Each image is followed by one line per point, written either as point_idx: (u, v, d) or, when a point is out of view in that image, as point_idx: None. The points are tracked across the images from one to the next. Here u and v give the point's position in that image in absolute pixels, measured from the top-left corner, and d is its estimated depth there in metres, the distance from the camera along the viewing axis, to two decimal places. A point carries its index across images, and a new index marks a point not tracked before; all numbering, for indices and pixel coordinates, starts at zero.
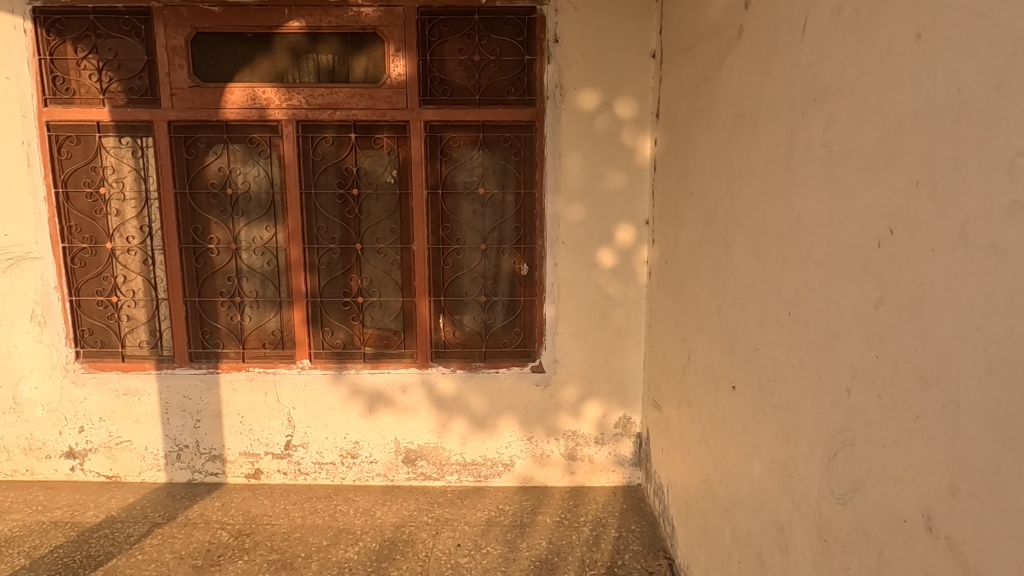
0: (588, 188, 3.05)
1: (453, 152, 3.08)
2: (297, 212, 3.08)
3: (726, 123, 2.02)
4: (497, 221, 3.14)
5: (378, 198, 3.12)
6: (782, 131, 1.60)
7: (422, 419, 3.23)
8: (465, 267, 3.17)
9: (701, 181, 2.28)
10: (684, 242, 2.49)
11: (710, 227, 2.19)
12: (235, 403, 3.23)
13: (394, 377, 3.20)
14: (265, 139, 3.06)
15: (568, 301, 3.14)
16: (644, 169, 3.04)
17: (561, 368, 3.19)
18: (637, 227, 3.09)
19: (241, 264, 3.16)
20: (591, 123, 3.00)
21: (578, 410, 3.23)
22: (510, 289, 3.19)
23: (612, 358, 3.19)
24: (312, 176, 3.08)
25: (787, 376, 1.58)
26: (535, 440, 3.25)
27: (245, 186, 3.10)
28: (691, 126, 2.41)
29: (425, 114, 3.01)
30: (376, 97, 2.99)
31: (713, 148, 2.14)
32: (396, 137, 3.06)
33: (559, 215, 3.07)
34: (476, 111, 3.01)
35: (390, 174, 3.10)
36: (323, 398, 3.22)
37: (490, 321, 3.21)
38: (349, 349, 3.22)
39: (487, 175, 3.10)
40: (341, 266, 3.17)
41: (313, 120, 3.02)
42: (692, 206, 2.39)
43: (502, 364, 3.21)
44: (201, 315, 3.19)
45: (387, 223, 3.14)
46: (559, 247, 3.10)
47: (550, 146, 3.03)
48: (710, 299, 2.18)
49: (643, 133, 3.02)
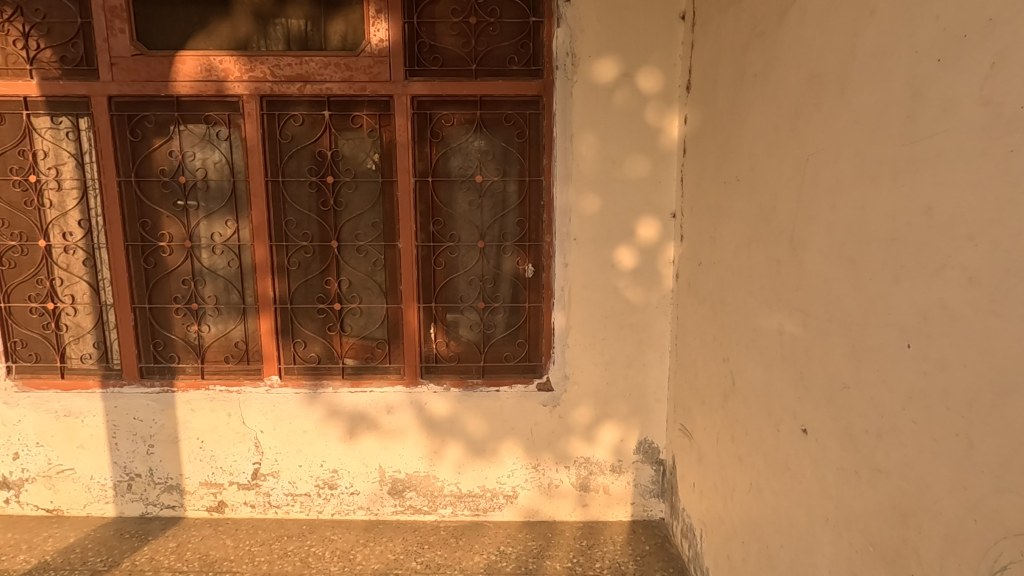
0: (604, 175, 2.59)
1: (446, 132, 2.62)
2: (261, 204, 2.62)
3: (793, 89, 1.56)
4: (497, 214, 2.68)
5: (358, 188, 2.66)
6: (897, 90, 1.14)
7: (411, 444, 2.79)
8: (460, 269, 2.72)
9: (753, 165, 1.82)
10: (726, 242, 2.05)
11: (766, 224, 1.74)
12: (194, 426, 2.79)
13: (377, 397, 2.75)
14: (223, 118, 2.59)
15: (580, 308, 2.68)
16: (671, 152, 2.58)
17: (573, 385, 2.74)
18: (662, 221, 2.62)
19: (199, 265, 2.70)
20: (609, 98, 2.53)
21: (592, 434, 2.78)
22: (512, 294, 2.74)
23: (632, 373, 2.74)
24: (280, 161, 2.62)
25: (901, 433, 1.14)
26: (543, 469, 2.81)
27: (202, 173, 2.63)
28: (736, 97, 1.96)
29: (413, 87, 2.54)
30: (354, 67, 2.53)
31: (771, 121, 1.69)
32: (378, 115, 2.60)
33: (569, 208, 2.61)
34: (473, 84, 2.55)
35: (372, 159, 2.64)
36: (295, 420, 2.77)
37: (489, 331, 2.77)
38: (326, 364, 2.78)
39: (486, 160, 2.64)
40: (315, 268, 2.71)
41: (279, 95, 2.55)
42: (738, 196, 1.94)
43: (503, 381, 2.77)
44: (152, 325, 2.74)
45: (369, 216, 2.68)
46: (571, 245, 2.63)
47: (560, 126, 2.56)
48: (765, 316, 1.73)
49: (670, 110, 2.55)
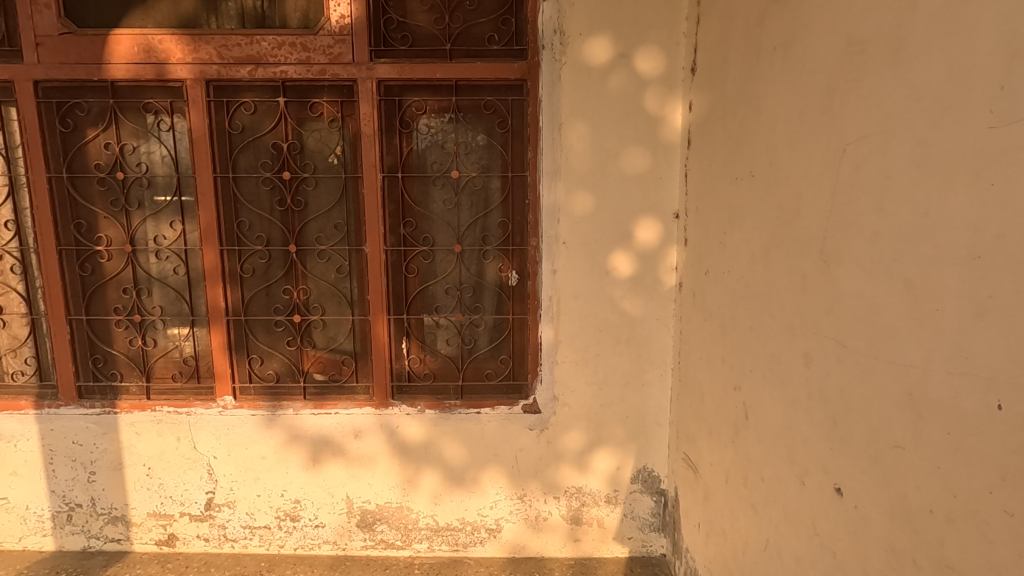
0: (598, 170, 2.27)
1: (417, 122, 2.31)
2: (209, 204, 2.31)
3: (824, 62, 1.25)
4: (476, 215, 2.38)
5: (319, 185, 2.36)
6: (984, 55, 0.84)
7: (381, 472, 2.49)
8: (435, 277, 2.41)
9: (770, 157, 1.51)
10: (737, 250, 1.74)
11: (787, 231, 1.42)
12: (139, 451, 2.49)
13: (343, 419, 2.45)
14: (165, 105, 2.28)
15: (571, 321, 2.37)
16: (673, 144, 2.26)
17: (563, 408, 2.43)
18: (663, 223, 2.31)
19: (141, 272, 2.40)
20: (603, 82, 2.22)
21: (585, 462, 2.48)
22: (495, 304, 2.43)
23: (629, 394, 2.43)
24: (230, 155, 2.31)
25: (986, 525, 0.83)
26: (529, 500, 2.50)
27: (143, 169, 2.33)
28: (750, 77, 1.65)
29: (379, 70, 2.23)
30: (312, 47, 2.22)
31: (795, 104, 1.38)
32: (341, 102, 2.29)
33: (557, 207, 2.29)
34: (447, 66, 2.24)
35: (336, 152, 2.33)
36: (251, 444, 2.48)
37: (468, 346, 2.46)
38: (286, 383, 2.49)
39: (464, 153, 2.34)
40: (272, 275, 2.41)
41: (228, 79, 2.25)
42: (752, 196, 1.62)
43: (485, 402, 2.46)
44: (91, 338, 2.44)
45: (332, 217, 2.37)
46: (560, 250, 2.33)
47: (547, 114, 2.25)
48: (787, 343, 1.43)
49: (672, 95, 2.23)
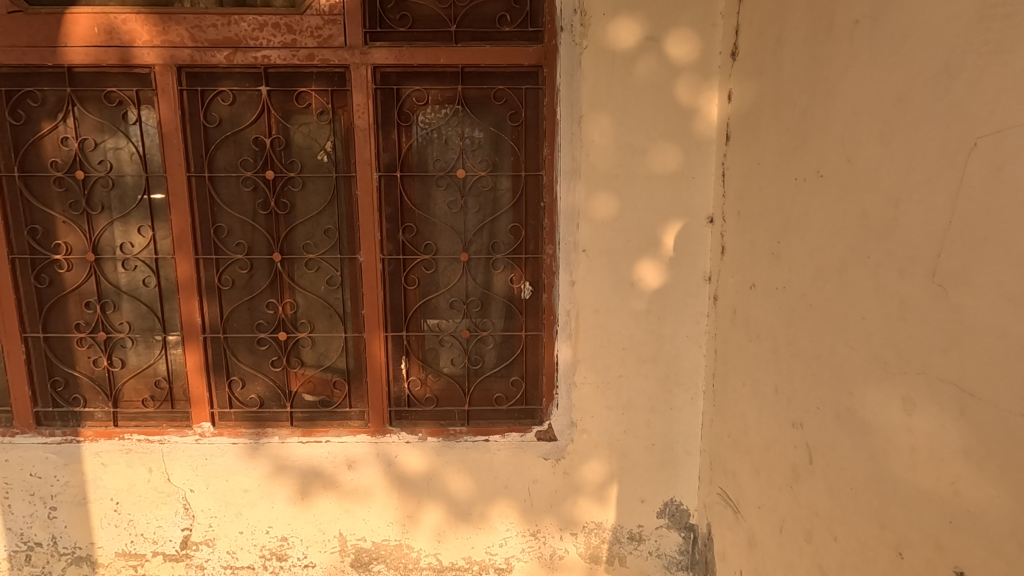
0: (622, 168, 2.01)
1: (418, 114, 2.04)
2: (182, 207, 2.04)
3: (943, 35, 1.00)
4: (484, 219, 2.11)
5: (306, 185, 2.08)
6: None
7: (378, 506, 2.23)
8: (438, 289, 2.15)
9: (849, 154, 1.25)
10: (797, 264, 1.48)
11: (876, 245, 1.17)
12: (106, 484, 2.22)
13: (336, 448, 2.19)
14: (130, 95, 2.01)
15: (591, 339, 2.12)
16: (708, 140, 2.00)
17: (581, 435, 2.18)
18: (695, 228, 2.05)
19: (106, 284, 2.13)
20: (629, 69, 1.95)
21: (606, 494, 2.22)
22: (505, 319, 2.17)
23: (655, 420, 2.17)
24: (205, 151, 2.04)
25: None
26: (543, 537, 2.24)
27: (106, 167, 2.06)
28: (816, 60, 1.39)
29: (375, 55, 1.96)
30: (298, 29, 1.95)
31: (891, 90, 1.13)
32: (331, 92, 2.02)
33: (576, 211, 2.03)
34: (451, 50, 1.97)
35: (325, 148, 2.06)
36: (232, 476, 2.21)
37: (475, 366, 2.20)
38: (271, 408, 2.22)
39: (471, 150, 2.07)
40: (254, 288, 2.14)
41: (202, 65, 1.97)
42: (820, 200, 1.37)
43: (494, 429, 2.20)
44: (49, 358, 2.17)
45: (322, 222, 2.10)
46: (579, 258, 2.07)
47: (566, 105, 1.98)
48: (875, 381, 1.17)
49: (707, 84, 1.97)
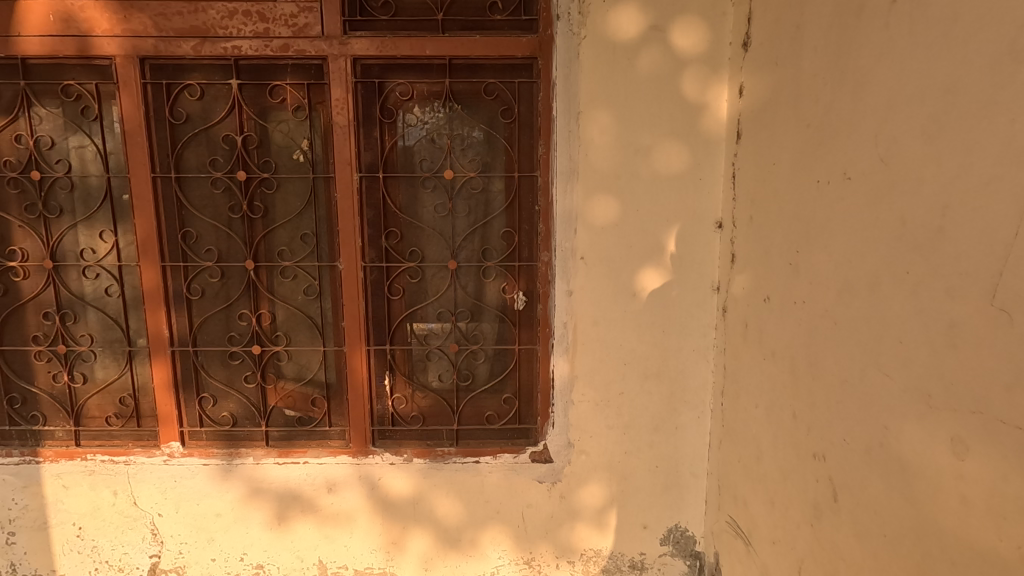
0: (624, 169, 1.85)
1: (402, 110, 1.89)
2: (147, 211, 1.89)
3: (1007, 14, 0.84)
4: (475, 223, 1.96)
5: (282, 187, 1.93)
6: None
7: (360, 532, 2.07)
8: (424, 299, 1.99)
9: (883, 154, 1.09)
10: (819, 277, 1.32)
11: (917, 258, 1.01)
12: (68, 508, 2.06)
13: (315, 470, 2.04)
14: (89, 89, 1.85)
15: (590, 354, 1.96)
16: (717, 138, 1.84)
17: (579, 456, 2.02)
18: (702, 234, 1.89)
19: (66, 293, 1.97)
20: (632, 61, 1.80)
21: (605, 520, 2.06)
22: (497, 331, 2.01)
23: (659, 440, 2.02)
24: (172, 150, 1.88)
25: None
26: (538, 565, 2.09)
27: (65, 167, 1.90)
28: (843, 48, 1.23)
29: (355, 46, 1.81)
30: (271, 17, 1.79)
31: (938, 79, 0.97)
32: (308, 86, 1.86)
33: (574, 215, 1.88)
34: (438, 41, 1.82)
35: (302, 147, 1.90)
36: (204, 500, 2.05)
37: (465, 381, 2.04)
38: (245, 426, 2.06)
39: (460, 149, 1.91)
40: (227, 297, 1.98)
41: (168, 57, 1.82)
42: (847, 206, 1.21)
43: (485, 450, 2.05)
44: (5, 373, 2.01)
45: (299, 226, 1.95)
46: (577, 266, 1.91)
47: (563, 101, 1.83)
48: (915, 416, 1.01)
49: (716, 77, 1.81)
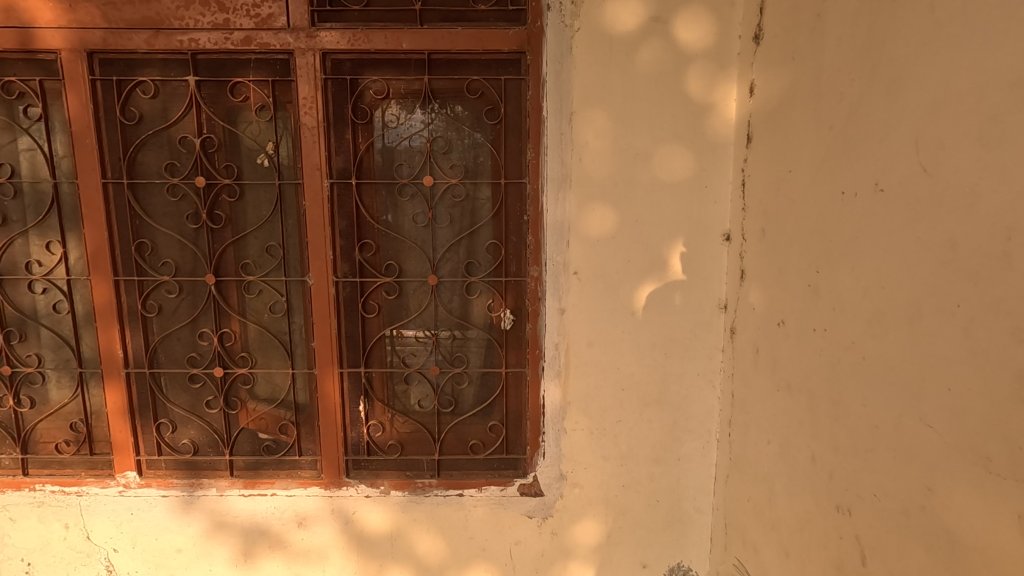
0: (622, 175, 1.68)
1: (377, 111, 1.72)
2: (97, 220, 1.72)
3: None
4: (458, 234, 1.78)
5: (246, 194, 1.76)
6: None
7: (333, 571, 1.89)
8: (403, 317, 1.82)
9: (925, 163, 0.92)
10: (844, 304, 1.14)
11: (971, 290, 0.84)
12: (14, 542, 1.88)
13: (283, 503, 1.86)
14: (33, 86, 1.68)
15: (584, 378, 1.78)
16: (724, 142, 1.66)
17: (572, 489, 1.85)
18: (708, 248, 1.71)
19: (10, 310, 1.80)
20: (631, 56, 1.62)
21: (601, 559, 1.88)
22: (483, 352, 1.84)
23: (660, 473, 1.84)
24: (124, 154, 1.71)
25: None
26: None
27: (7, 172, 1.73)
28: (874, 38, 1.06)
29: (324, 39, 1.64)
30: (231, 6, 1.62)
31: (1000, 72, 0.80)
32: (274, 83, 1.69)
33: (567, 226, 1.70)
34: (416, 33, 1.65)
35: (267, 150, 1.73)
36: (163, 535, 1.88)
37: (447, 407, 1.87)
38: (207, 455, 1.89)
39: (441, 153, 1.74)
40: (187, 315, 1.81)
41: (118, 51, 1.65)
42: (879, 223, 1.04)
43: (470, 481, 1.87)
44: None
45: (264, 237, 1.78)
46: (570, 282, 1.73)
47: (555, 100, 1.65)
48: (968, 480, 0.84)
49: (724, 74, 1.63)
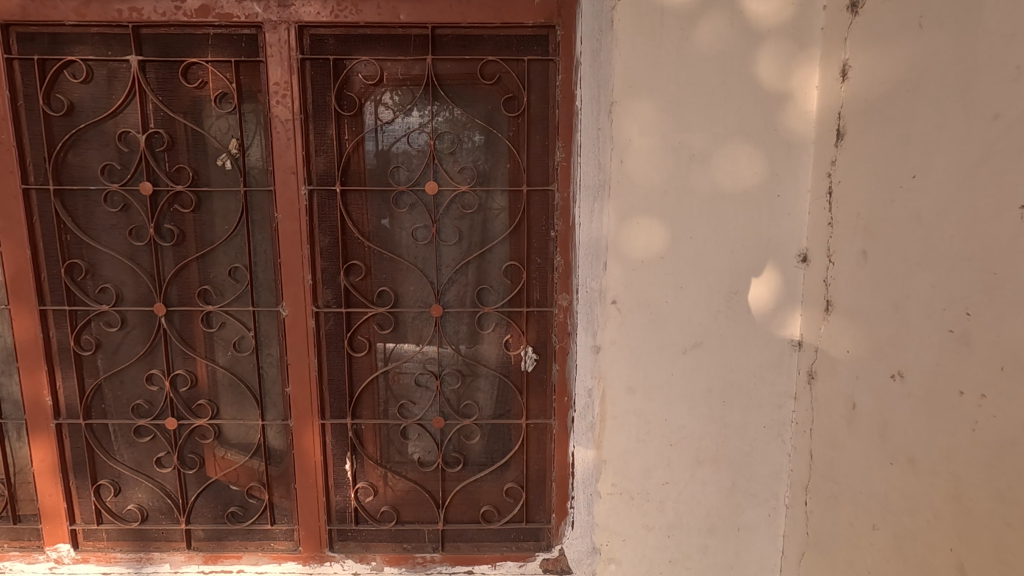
0: (674, 181, 1.34)
1: (368, 101, 1.38)
2: (17, 237, 1.37)
3: None
4: (467, 254, 1.44)
5: (205, 204, 1.42)
6: None
7: None
8: (399, 355, 1.48)
9: None
10: None
11: None
12: None
13: None
14: None
15: (623, 432, 1.44)
16: (802, 140, 1.33)
17: (606, 566, 1.50)
18: (778, 272, 1.37)
19: None
20: (688, 32, 1.29)
21: None
22: (497, 398, 1.50)
23: (715, 547, 1.49)
24: (51, 153, 1.37)
25: None
26: None
27: None
28: None
29: (301, 10, 1.31)
30: None
31: None
32: (238, 65, 1.35)
33: (604, 245, 1.37)
34: (417, 3, 1.31)
35: (230, 149, 1.39)
36: None
37: (453, 464, 1.52)
38: (159, 523, 1.54)
39: (447, 154, 1.40)
40: (132, 352, 1.47)
41: (42, 24, 1.31)
42: None
43: (481, 556, 1.53)
44: None
45: (228, 256, 1.44)
46: (607, 315, 1.39)
47: (591, 88, 1.33)
48: None
49: (804, 55, 1.30)
